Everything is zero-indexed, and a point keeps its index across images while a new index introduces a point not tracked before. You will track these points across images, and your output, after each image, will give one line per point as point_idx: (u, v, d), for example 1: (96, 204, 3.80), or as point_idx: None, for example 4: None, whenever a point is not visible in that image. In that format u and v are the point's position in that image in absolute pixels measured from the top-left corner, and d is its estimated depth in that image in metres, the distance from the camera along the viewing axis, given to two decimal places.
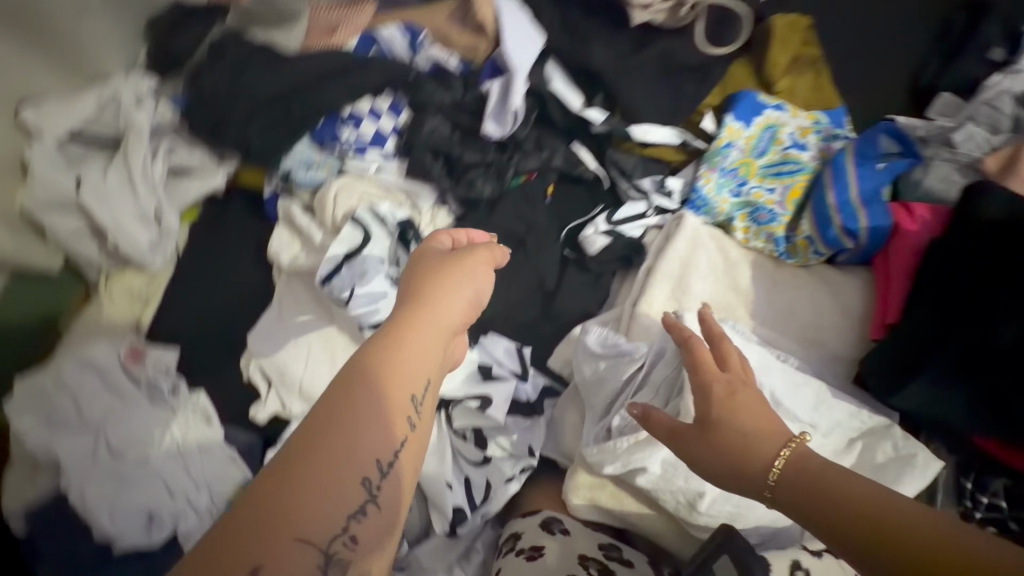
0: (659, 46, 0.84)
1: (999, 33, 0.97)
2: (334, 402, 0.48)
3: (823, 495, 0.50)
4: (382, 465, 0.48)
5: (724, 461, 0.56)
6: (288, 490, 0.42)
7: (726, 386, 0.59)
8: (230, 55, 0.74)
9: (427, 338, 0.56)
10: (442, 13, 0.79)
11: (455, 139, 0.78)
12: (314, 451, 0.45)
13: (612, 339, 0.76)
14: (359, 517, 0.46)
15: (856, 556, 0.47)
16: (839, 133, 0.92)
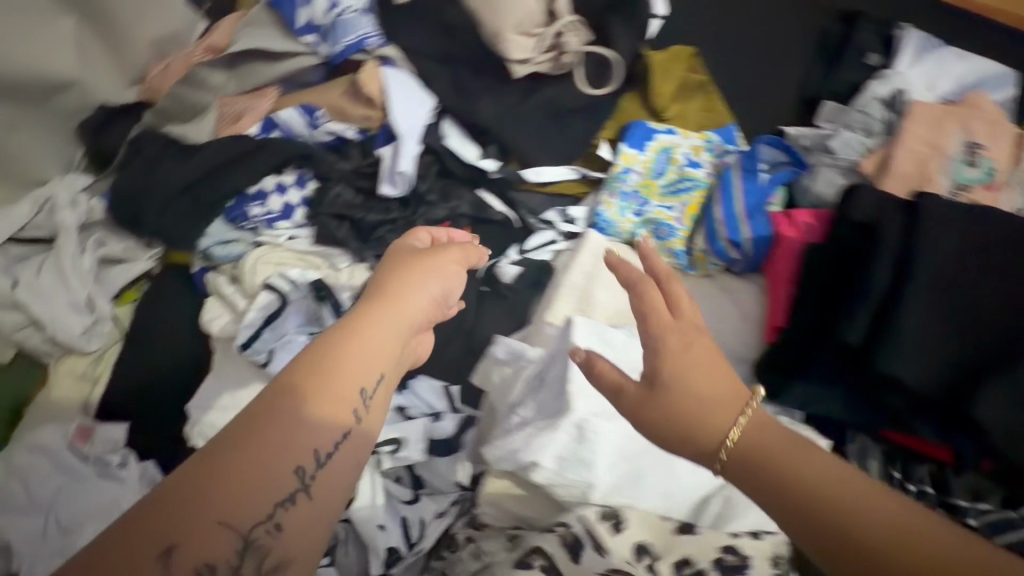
0: (542, 95, 0.91)
1: (874, 40, 1.03)
2: (279, 390, 0.50)
3: (778, 478, 0.48)
4: (319, 455, 0.50)
5: (674, 429, 0.53)
6: (218, 475, 0.44)
7: (679, 339, 0.56)
8: (145, 150, 0.82)
9: (382, 331, 0.58)
10: (336, 89, 0.86)
11: (358, 202, 0.85)
12: (255, 439, 0.47)
13: (518, 351, 0.85)
14: (286, 505, 0.47)
15: (797, 514, 0.46)
16: (731, 148, 0.97)
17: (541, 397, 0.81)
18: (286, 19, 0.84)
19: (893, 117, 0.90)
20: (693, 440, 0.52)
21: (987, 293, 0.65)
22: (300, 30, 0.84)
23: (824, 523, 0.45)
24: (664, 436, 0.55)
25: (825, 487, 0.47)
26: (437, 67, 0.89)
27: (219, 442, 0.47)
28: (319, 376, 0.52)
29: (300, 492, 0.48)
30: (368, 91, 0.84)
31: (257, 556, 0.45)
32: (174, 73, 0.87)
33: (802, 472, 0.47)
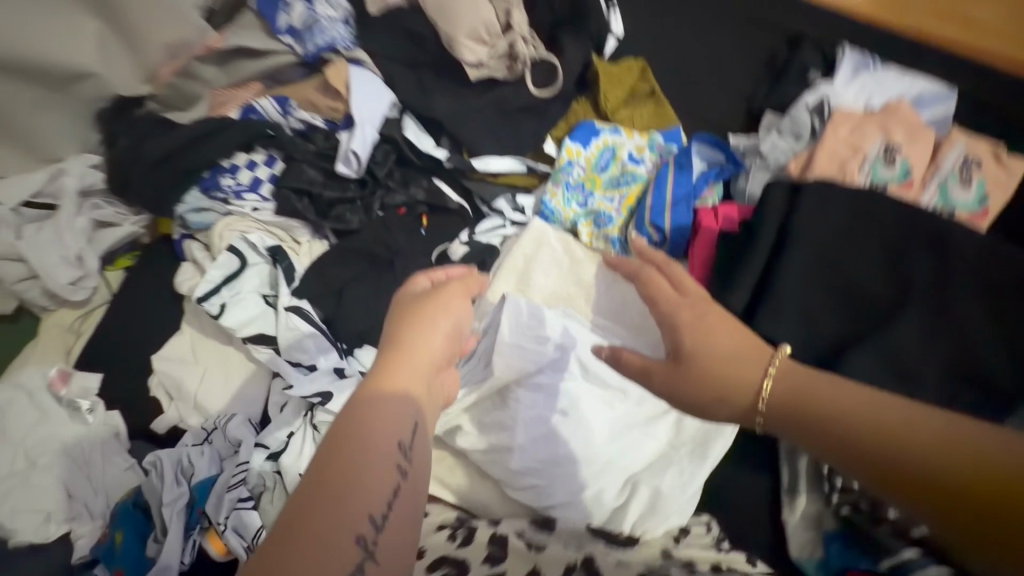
0: (494, 94, 1.01)
1: (817, 59, 1.10)
2: (323, 463, 0.49)
3: (810, 414, 0.57)
4: (376, 519, 0.49)
5: (708, 395, 0.63)
6: (295, 558, 0.44)
7: (691, 320, 0.66)
8: (141, 129, 0.94)
9: (405, 381, 0.59)
10: (310, 86, 0.98)
11: (319, 180, 0.95)
12: (313, 508, 0.46)
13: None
14: (363, 568, 0.47)
15: (861, 454, 0.53)
16: (672, 149, 1.04)
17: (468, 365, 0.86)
18: (268, 22, 0.96)
19: (820, 123, 0.95)
20: (731, 400, 0.62)
21: (872, 277, 0.76)
22: (279, 31, 0.96)
23: (860, 440, 0.53)
24: (703, 401, 0.63)
25: (854, 409, 0.54)
26: (402, 70, 1.01)
27: (283, 529, 0.45)
28: (359, 437, 0.52)
29: (368, 558, 0.47)
30: (335, 85, 0.95)
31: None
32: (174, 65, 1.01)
33: (844, 407, 0.55)
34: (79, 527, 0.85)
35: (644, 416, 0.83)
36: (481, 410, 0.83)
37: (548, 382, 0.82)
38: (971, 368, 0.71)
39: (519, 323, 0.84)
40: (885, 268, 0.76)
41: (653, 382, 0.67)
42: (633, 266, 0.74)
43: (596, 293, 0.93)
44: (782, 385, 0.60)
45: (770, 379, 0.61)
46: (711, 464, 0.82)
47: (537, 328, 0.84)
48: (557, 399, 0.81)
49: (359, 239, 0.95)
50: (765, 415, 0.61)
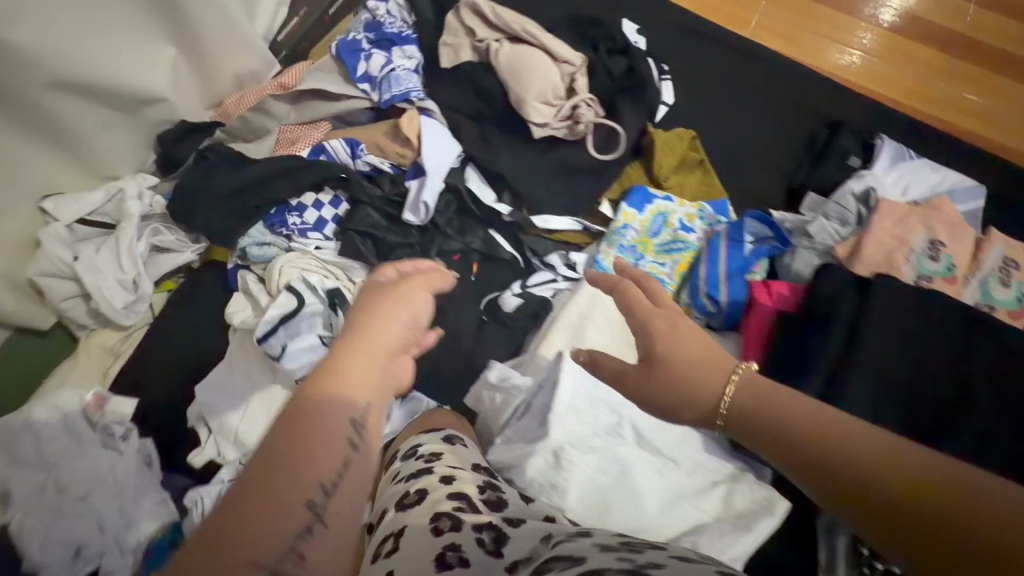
0: (556, 155, 1.04)
1: (855, 144, 1.16)
2: (287, 424, 0.51)
3: (808, 437, 0.52)
4: (325, 486, 0.50)
5: (674, 396, 0.65)
6: (257, 506, 0.46)
7: (666, 327, 0.67)
8: (210, 160, 0.95)
9: (360, 362, 0.60)
10: (379, 130, 1.00)
11: (382, 225, 0.96)
12: (261, 485, 0.47)
13: (508, 375, 0.98)
14: (309, 530, 0.48)
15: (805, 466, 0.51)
16: (721, 219, 1.08)
17: (524, 418, 0.91)
18: (348, 69, 0.98)
19: (865, 211, 1.00)
20: (696, 403, 0.63)
21: (922, 370, 0.80)
22: (357, 77, 0.97)
23: (804, 448, 0.52)
24: (670, 407, 0.65)
25: (871, 438, 0.49)
26: (467, 122, 1.04)
27: (243, 482, 0.47)
28: (318, 405, 0.53)
29: (315, 522, 0.48)
30: (406, 133, 0.97)
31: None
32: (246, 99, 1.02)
33: (790, 417, 0.55)
34: (108, 562, 0.83)
35: (692, 487, 0.85)
36: (536, 469, 0.84)
37: (601, 441, 0.86)
38: (972, 437, 0.76)
39: (578, 382, 0.88)
40: (938, 365, 0.80)
41: (629, 385, 0.69)
42: (612, 279, 0.73)
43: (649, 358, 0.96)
44: (746, 394, 0.60)
45: (733, 388, 0.61)
46: (756, 538, 0.80)
47: (595, 389, 0.88)
48: (609, 464, 0.84)
49: None
50: (726, 420, 0.61)
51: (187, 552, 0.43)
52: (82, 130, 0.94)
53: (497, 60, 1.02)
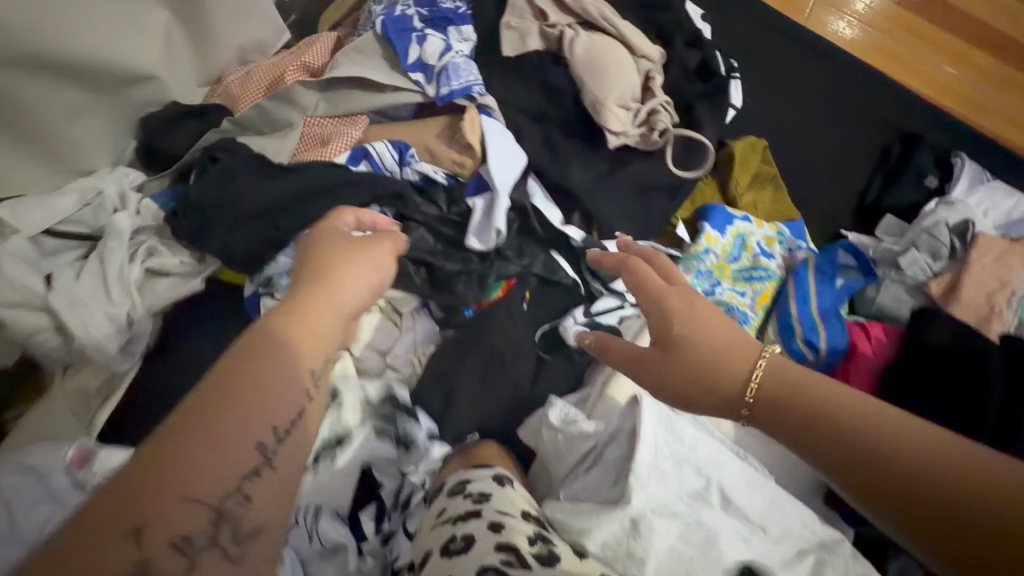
0: (632, 168, 0.90)
1: (931, 163, 1.08)
2: (237, 364, 0.46)
3: (821, 419, 0.54)
4: (279, 431, 0.46)
5: (689, 380, 0.62)
6: (196, 441, 0.41)
7: (682, 307, 0.64)
8: (222, 163, 0.76)
9: (320, 317, 0.54)
10: (431, 131, 0.84)
11: (439, 249, 0.81)
12: (203, 418, 0.42)
13: (572, 415, 0.85)
14: (255, 478, 0.44)
15: (834, 446, 0.53)
16: (802, 245, 0.99)
17: (595, 474, 0.80)
18: (397, 53, 0.80)
19: (960, 244, 0.92)
20: (718, 387, 0.60)
21: None
22: (409, 66, 0.79)
23: (844, 433, 0.53)
24: (689, 392, 0.62)
25: (874, 419, 0.52)
26: (530, 124, 0.90)
27: (181, 414, 0.42)
28: (272, 350, 0.49)
29: (263, 468, 0.45)
30: (467, 136, 0.81)
31: (235, 525, 0.43)
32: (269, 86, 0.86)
33: (823, 399, 0.55)
34: None
35: (781, 559, 0.74)
36: (614, 537, 0.73)
37: (683, 508, 0.75)
38: None
39: (659, 438, 0.79)
40: None
41: (643, 369, 0.65)
42: (618, 258, 0.70)
43: None
44: (773, 380, 0.58)
45: (760, 373, 0.59)
46: None
47: (676, 446, 0.79)
48: (690, 532, 0.73)
49: (479, 329, 0.85)
50: (752, 409, 0.59)
51: (113, 489, 0.39)
52: (50, 121, 0.75)
53: (573, 51, 0.86)
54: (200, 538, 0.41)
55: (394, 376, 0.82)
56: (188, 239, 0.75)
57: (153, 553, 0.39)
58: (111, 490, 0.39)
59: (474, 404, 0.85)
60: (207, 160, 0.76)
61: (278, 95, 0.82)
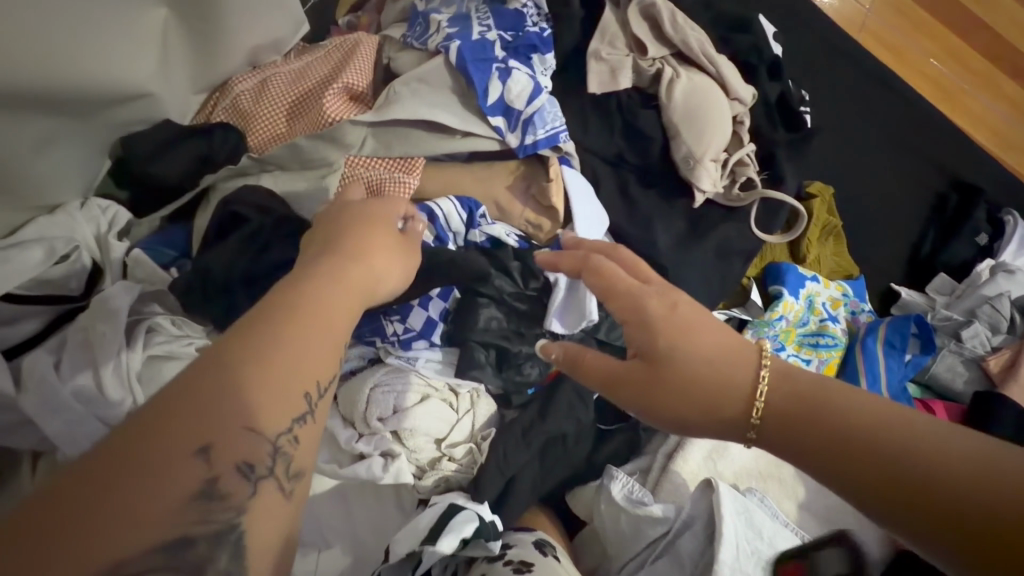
0: (716, 230, 0.81)
1: (985, 218, 1.06)
2: (280, 312, 0.43)
3: (824, 423, 0.46)
4: (322, 385, 0.44)
5: (690, 407, 0.50)
6: (239, 382, 0.39)
7: (666, 316, 0.51)
8: (251, 224, 0.63)
9: (353, 288, 0.49)
10: (502, 181, 0.71)
11: (512, 329, 0.71)
12: (250, 358, 0.40)
13: (637, 494, 0.75)
14: (302, 423, 0.42)
15: (860, 470, 0.44)
16: (865, 307, 0.95)
17: (663, 564, 0.70)
18: (474, 89, 0.66)
19: (1017, 319, 0.92)
20: (719, 409, 0.49)
21: None
22: (489, 108, 0.67)
23: (866, 446, 0.44)
24: (683, 415, 0.50)
25: (891, 421, 0.45)
26: (606, 169, 0.78)
27: (224, 351, 0.40)
28: (312, 304, 0.45)
29: (309, 415, 0.43)
30: (550, 198, 0.70)
31: (286, 462, 0.41)
32: (298, 105, 0.69)
33: (840, 411, 0.46)
34: None
35: None
36: None
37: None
38: None
39: (740, 533, 0.69)
40: None
41: (622, 393, 0.52)
42: (576, 257, 0.55)
43: (797, 482, 0.83)
44: (783, 393, 0.48)
45: (766, 387, 0.49)
46: None
47: (757, 541, 0.70)
48: None
49: (547, 415, 0.75)
50: (759, 430, 0.49)
51: (155, 413, 0.37)
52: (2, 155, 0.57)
53: (670, 93, 0.76)
54: (260, 468, 0.40)
55: (451, 467, 0.72)
56: (213, 320, 0.62)
57: (219, 473, 0.38)
58: (160, 416, 0.36)
59: (532, 487, 0.76)
60: (225, 213, 0.64)
61: (320, 132, 0.65)
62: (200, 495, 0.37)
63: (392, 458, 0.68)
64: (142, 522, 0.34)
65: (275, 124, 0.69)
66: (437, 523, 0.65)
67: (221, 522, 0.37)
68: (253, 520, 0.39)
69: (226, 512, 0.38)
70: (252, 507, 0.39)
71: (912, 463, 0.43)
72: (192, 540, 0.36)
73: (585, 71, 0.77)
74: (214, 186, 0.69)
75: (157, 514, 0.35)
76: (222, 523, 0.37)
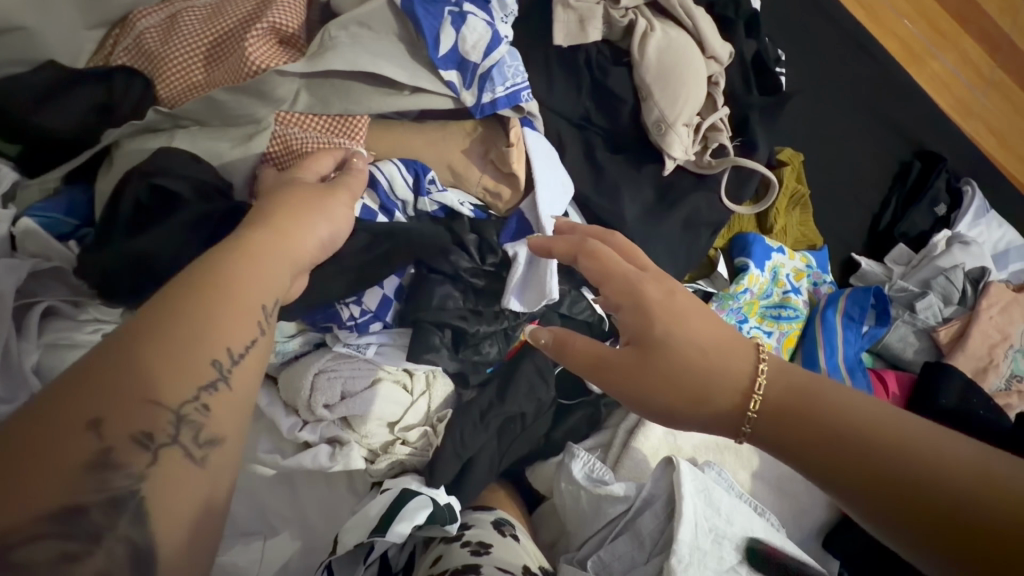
0: (685, 199, 0.77)
1: (944, 188, 1.06)
2: (189, 286, 0.38)
3: (820, 416, 0.43)
4: (234, 353, 0.38)
5: (676, 394, 0.46)
6: (138, 347, 0.34)
7: (661, 302, 0.48)
8: (188, 208, 0.54)
9: (277, 258, 0.44)
10: (457, 144, 0.64)
11: (469, 306, 0.66)
12: (151, 325, 0.35)
13: (598, 473, 0.75)
14: (212, 392, 0.37)
15: (861, 471, 0.41)
16: (826, 278, 0.95)
17: (622, 543, 0.70)
18: (422, 35, 0.58)
19: (969, 290, 0.94)
20: (712, 401, 0.46)
21: None
22: (440, 60, 0.59)
23: (870, 448, 0.41)
24: (674, 404, 0.47)
25: (896, 424, 0.42)
26: (571, 131, 0.72)
27: (133, 323, 0.36)
28: (230, 277, 0.40)
29: (221, 383, 0.37)
30: (510, 164, 0.64)
31: (194, 431, 0.35)
32: (216, 48, 0.59)
33: (842, 409, 0.43)
34: None
35: None
36: None
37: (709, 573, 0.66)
38: None
39: (698, 512, 0.69)
40: None
41: (606, 375, 0.49)
42: (571, 241, 0.52)
43: (752, 453, 0.84)
44: (781, 386, 0.45)
45: (765, 381, 0.46)
46: None
47: (716, 519, 0.70)
48: None
49: (506, 396, 0.71)
50: (754, 425, 0.45)
51: (55, 386, 0.33)
52: None
53: (643, 49, 0.70)
54: (163, 436, 0.34)
55: (405, 452, 0.68)
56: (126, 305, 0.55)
57: (113, 445, 0.32)
58: (54, 390, 0.32)
59: (489, 467, 0.73)
60: (144, 188, 0.54)
61: (241, 85, 0.55)
62: (93, 466, 0.32)
63: (341, 445, 0.65)
64: (21, 496, 0.29)
65: (190, 71, 0.58)
66: (389, 510, 0.62)
67: (119, 489, 0.32)
68: (157, 494, 0.34)
69: (125, 481, 0.33)
70: (155, 476, 0.34)
71: (906, 460, 0.40)
72: (91, 509, 0.32)
73: (551, 19, 0.70)
74: (119, 144, 0.57)
75: (39, 490, 0.30)
76: (120, 491, 0.32)
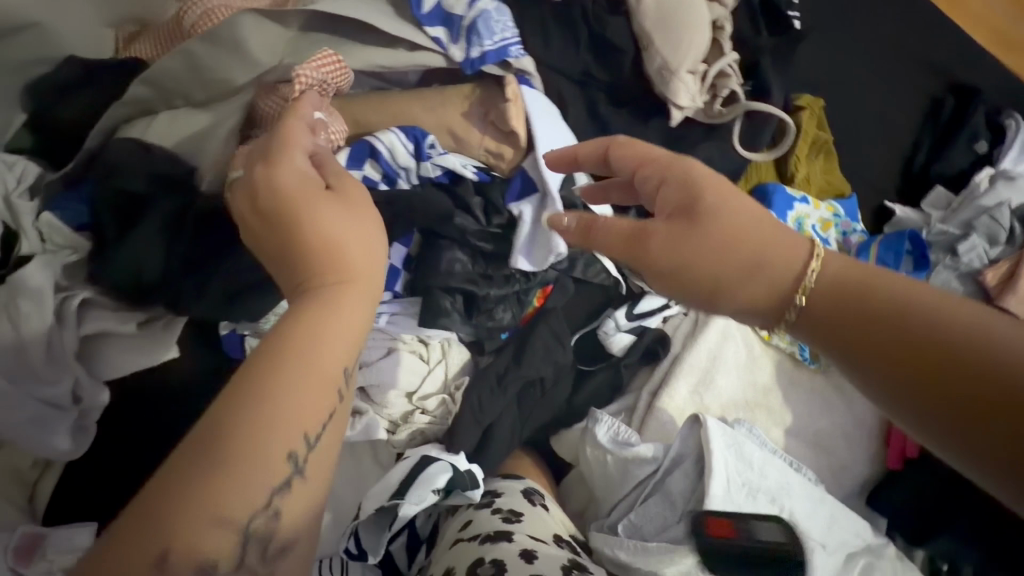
0: (695, 148, 0.75)
1: (985, 124, 0.99)
2: (264, 370, 0.36)
3: (878, 316, 0.41)
4: (311, 438, 0.36)
5: (732, 264, 0.44)
6: (211, 463, 0.32)
7: (708, 177, 0.46)
8: (164, 203, 0.56)
9: (347, 322, 0.40)
10: (456, 108, 0.64)
11: (478, 271, 0.65)
12: (225, 425, 0.33)
13: (623, 436, 0.73)
14: (284, 493, 0.35)
15: (918, 364, 0.39)
16: (856, 227, 0.90)
17: (653, 504, 0.69)
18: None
19: (1017, 228, 0.87)
20: (762, 273, 0.44)
21: None
22: (425, 17, 0.62)
23: (932, 345, 0.39)
24: (721, 275, 0.44)
25: (965, 322, 0.39)
26: (572, 87, 0.71)
27: (203, 427, 0.34)
28: (304, 349, 0.37)
29: (295, 478, 0.36)
30: (510, 123, 0.63)
31: (262, 543, 0.35)
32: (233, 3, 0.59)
33: (907, 304, 0.41)
34: None
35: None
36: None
37: (783, 537, 0.55)
38: None
39: (729, 468, 0.68)
40: None
41: (648, 253, 0.46)
42: (597, 142, 0.51)
43: (785, 409, 0.81)
44: (834, 275, 0.44)
45: (817, 272, 0.44)
46: None
47: (748, 474, 0.68)
48: None
49: (522, 360, 0.71)
50: (802, 310, 0.44)
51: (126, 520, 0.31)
52: None
53: None
54: (228, 561, 0.34)
55: (425, 420, 0.68)
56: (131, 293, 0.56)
57: None
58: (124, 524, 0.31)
59: (512, 433, 0.73)
60: (138, 178, 0.56)
61: (218, 39, 0.55)
62: None
63: (360, 415, 0.65)
64: None
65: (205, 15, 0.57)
66: (411, 474, 0.63)
67: None
68: None
69: None
70: None
71: (974, 361, 0.37)
72: None
73: None
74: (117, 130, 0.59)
75: None
76: None
